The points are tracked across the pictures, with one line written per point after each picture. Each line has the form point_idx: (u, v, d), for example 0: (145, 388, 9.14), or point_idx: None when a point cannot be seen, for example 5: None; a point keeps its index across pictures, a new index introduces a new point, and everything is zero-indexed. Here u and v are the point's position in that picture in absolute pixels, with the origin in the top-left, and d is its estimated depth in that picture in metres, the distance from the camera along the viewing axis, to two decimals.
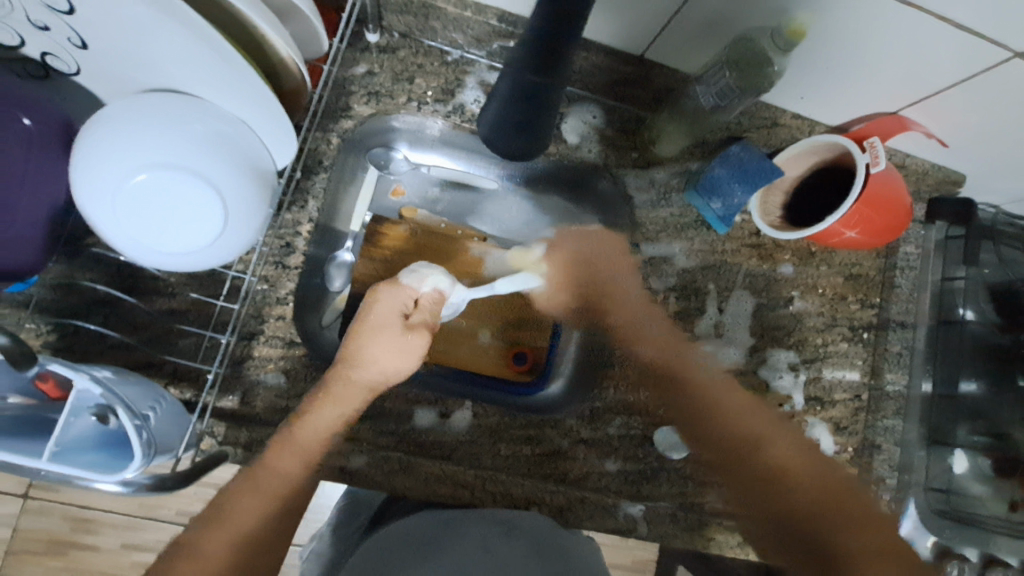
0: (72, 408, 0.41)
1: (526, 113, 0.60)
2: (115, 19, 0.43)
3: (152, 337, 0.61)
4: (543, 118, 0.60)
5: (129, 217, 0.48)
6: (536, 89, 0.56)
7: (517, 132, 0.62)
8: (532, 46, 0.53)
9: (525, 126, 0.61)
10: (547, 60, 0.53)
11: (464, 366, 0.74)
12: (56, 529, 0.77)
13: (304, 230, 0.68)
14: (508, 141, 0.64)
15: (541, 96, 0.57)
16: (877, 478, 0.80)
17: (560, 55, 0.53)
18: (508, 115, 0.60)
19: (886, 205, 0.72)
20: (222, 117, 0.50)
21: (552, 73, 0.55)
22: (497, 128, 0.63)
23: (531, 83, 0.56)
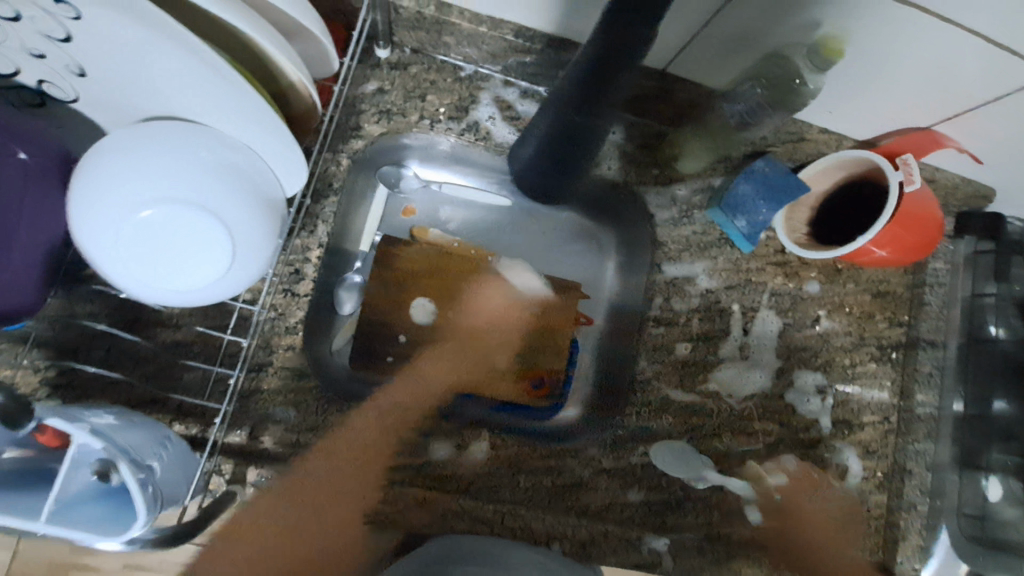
0: (74, 463, 0.39)
1: (562, 150, 0.61)
2: (116, 44, 0.40)
3: (156, 371, 0.58)
4: (579, 155, 0.60)
5: (133, 253, 0.45)
6: (574, 128, 0.56)
7: (553, 167, 0.63)
8: (584, 77, 0.50)
9: (561, 162, 0.62)
10: (589, 99, 0.52)
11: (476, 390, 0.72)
12: None
13: (314, 255, 0.65)
14: (544, 173, 0.65)
15: (579, 135, 0.57)
16: (909, 504, 0.76)
17: (603, 95, 0.51)
18: (546, 152, 0.62)
19: (918, 222, 0.70)
20: (228, 144, 0.47)
21: (593, 111, 0.53)
22: (535, 162, 0.64)
23: (574, 122, 0.55)
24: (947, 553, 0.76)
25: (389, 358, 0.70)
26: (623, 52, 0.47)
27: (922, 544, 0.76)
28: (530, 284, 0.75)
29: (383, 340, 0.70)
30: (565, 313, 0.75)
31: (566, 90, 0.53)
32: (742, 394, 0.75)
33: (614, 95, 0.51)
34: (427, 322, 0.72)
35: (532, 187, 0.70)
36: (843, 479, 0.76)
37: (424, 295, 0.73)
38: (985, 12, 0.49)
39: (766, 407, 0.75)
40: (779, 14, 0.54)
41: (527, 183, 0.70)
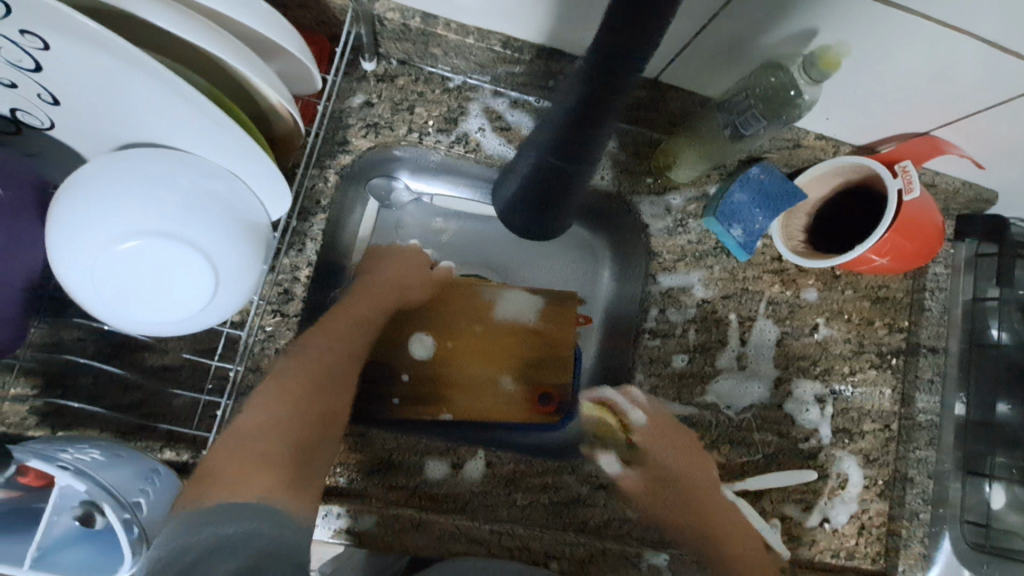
0: (55, 509, 0.39)
1: (541, 194, 0.62)
2: (86, 72, 0.40)
3: (143, 399, 0.57)
4: (557, 198, 0.62)
5: (112, 285, 0.44)
6: (555, 173, 0.57)
7: (530, 210, 0.64)
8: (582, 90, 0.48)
9: (539, 207, 0.64)
10: (571, 144, 0.53)
11: (477, 414, 0.69)
12: None
13: (303, 275, 0.63)
14: (525, 217, 0.67)
15: (557, 181, 0.59)
16: (912, 514, 0.75)
17: (585, 137, 0.52)
18: (524, 196, 0.63)
19: (918, 232, 0.69)
20: (208, 171, 0.46)
21: (577, 156, 0.54)
22: (514, 202, 0.65)
23: (551, 164, 0.56)
24: (949, 560, 0.75)
25: (395, 400, 0.68)
26: (621, 63, 0.44)
27: (926, 553, 0.75)
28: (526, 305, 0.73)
29: (383, 381, 0.68)
30: (566, 325, 0.73)
31: (547, 134, 0.55)
32: (740, 405, 0.74)
33: (595, 139, 0.52)
34: (425, 357, 0.70)
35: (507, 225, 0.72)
36: (843, 489, 0.75)
37: (421, 329, 0.70)
38: (989, 18, 0.48)
39: (764, 418, 0.74)
40: (775, 22, 0.53)
41: (517, 225, 0.70)
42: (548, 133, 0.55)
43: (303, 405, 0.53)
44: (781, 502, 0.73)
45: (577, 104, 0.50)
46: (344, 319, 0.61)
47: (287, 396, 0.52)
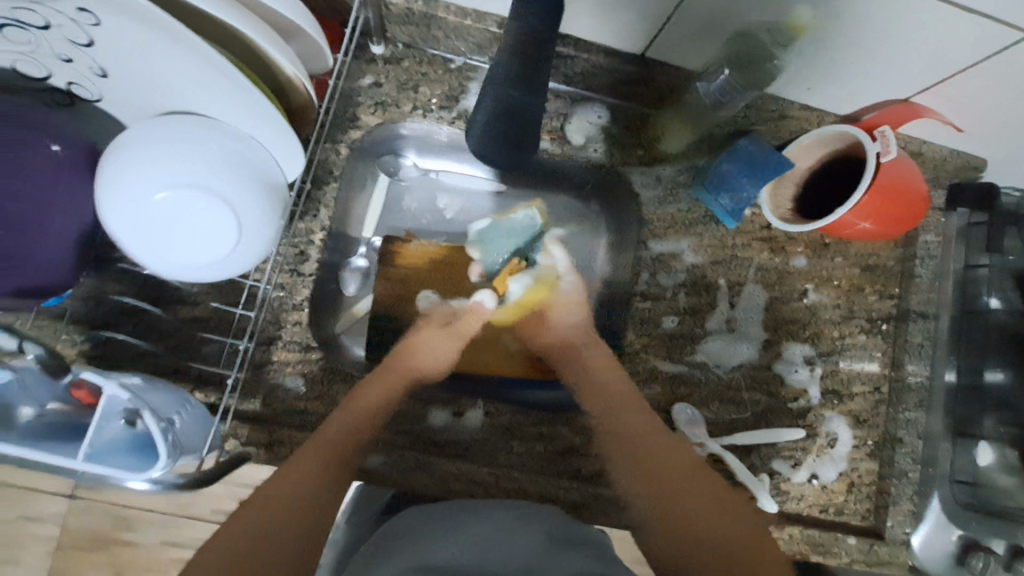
0: (102, 413, 0.45)
1: (510, 124, 0.58)
2: (132, 46, 0.46)
3: (176, 344, 0.64)
4: (528, 127, 0.59)
5: (149, 233, 0.51)
6: (515, 102, 0.55)
7: (502, 143, 0.60)
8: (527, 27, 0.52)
9: (510, 139, 0.60)
10: (526, 78, 0.54)
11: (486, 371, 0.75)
12: (101, 529, 0.88)
13: (318, 238, 0.71)
14: (497, 152, 0.62)
15: (520, 109, 0.56)
16: (900, 473, 0.77)
17: (535, 72, 0.54)
18: (491, 127, 0.59)
19: (900, 193, 0.71)
20: (232, 135, 0.53)
21: (530, 83, 0.54)
22: (485, 138, 0.61)
23: (513, 95, 0.55)
24: (939, 520, 0.76)
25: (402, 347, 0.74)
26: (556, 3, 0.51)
27: (914, 510, 0.77)
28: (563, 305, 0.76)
29: (393, 334, 0.75)
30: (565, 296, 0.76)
31: (502, 62, 0.54)
32: (729, 364, 0.77)
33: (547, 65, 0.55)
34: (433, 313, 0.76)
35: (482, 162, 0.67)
36: (832, 448, 0.78)
37: (428, 287, 0.77)
38: None
39: (754, 377, 0.78)
40: None
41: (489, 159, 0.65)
42: (503, 61, 0.54)
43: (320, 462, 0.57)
44: (769, 458, 0.76)
45: (518, 44, 0.53)
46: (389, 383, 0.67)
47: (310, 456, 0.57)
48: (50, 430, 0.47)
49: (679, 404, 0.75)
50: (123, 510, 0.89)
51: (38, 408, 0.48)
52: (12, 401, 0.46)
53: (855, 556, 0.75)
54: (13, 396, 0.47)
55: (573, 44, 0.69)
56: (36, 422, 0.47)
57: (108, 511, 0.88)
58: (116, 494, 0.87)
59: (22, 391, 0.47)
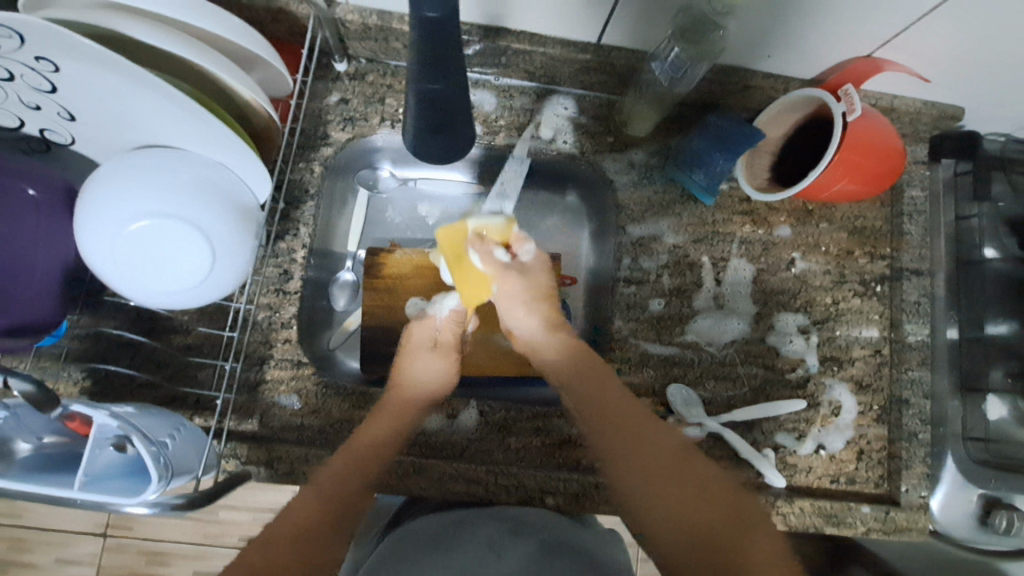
0: (94, 442, 0.46)
1: (438, 114, 0.59)
2: (92, 87, 0.48)
3: (174, 372, 0.66)
4: (456, 110, 0.59)
5: (128, 263, 0.53)
6: (433, 93, 0.55)
7: (436, 133, 0.61)
8: (418, 35, 0.48)
9: (441, 126, 0.61)
10: (437, 70, 0.52)
11: (483, 371, 0.77)
12: (134, 563, 0.91)
13: (299, 256, 0.72)
14: (431, 145, 0.63)
15: (443, 100, 0.57)
16: (910, 435, 0.75)
17: (446, 64, 0.52)
18: (421, 121, 0.59)
19: (874, 148, 0.70)
20: (200, 163, 0.55)
21: (446, 72, 0.53)
22: (418, 132, 0.62)
23: (430, 91, 0.55)
24: (957, 481, 0.74)
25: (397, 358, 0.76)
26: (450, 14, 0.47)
27: (929, 473, 0.75)
28: (518, 312, 0.75)
29: (385, 342, 0.77)
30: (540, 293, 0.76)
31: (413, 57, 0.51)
32: (721, 341, 0.77)
33: (449, 56, 0.51)
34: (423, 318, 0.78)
35: (424, 154, 0.66)
36: (836, 416, 0.76)
37: (417, 294, 0.78)
38: None
39: (748, 352, 0.77)
40: None
41: (430, 153, 0.65)
42: (413, 60, 0.52)
43: (334, 487, 0.61)
44: (772, 432, 0.75)
45: (417, 39, 0.49)
46: (379, 420, 0.67)
47: (323, 487, 0.60)
48: (48, 463, 0.48)
49: (673, 385, 0.74)
50: (153, 543, 0.91)
51: (36, 442, 0.50)
52: (10, 436, 0.48)
53: (872, 525, 0.73)
54: (11, 430, 0.49)
55: (528, 39, 0.70)
56: (35, 455, 0.49)
57: (138, 545, 0.91)
58: (144, 528, 0.90)
59: (21, 425, 0.49)
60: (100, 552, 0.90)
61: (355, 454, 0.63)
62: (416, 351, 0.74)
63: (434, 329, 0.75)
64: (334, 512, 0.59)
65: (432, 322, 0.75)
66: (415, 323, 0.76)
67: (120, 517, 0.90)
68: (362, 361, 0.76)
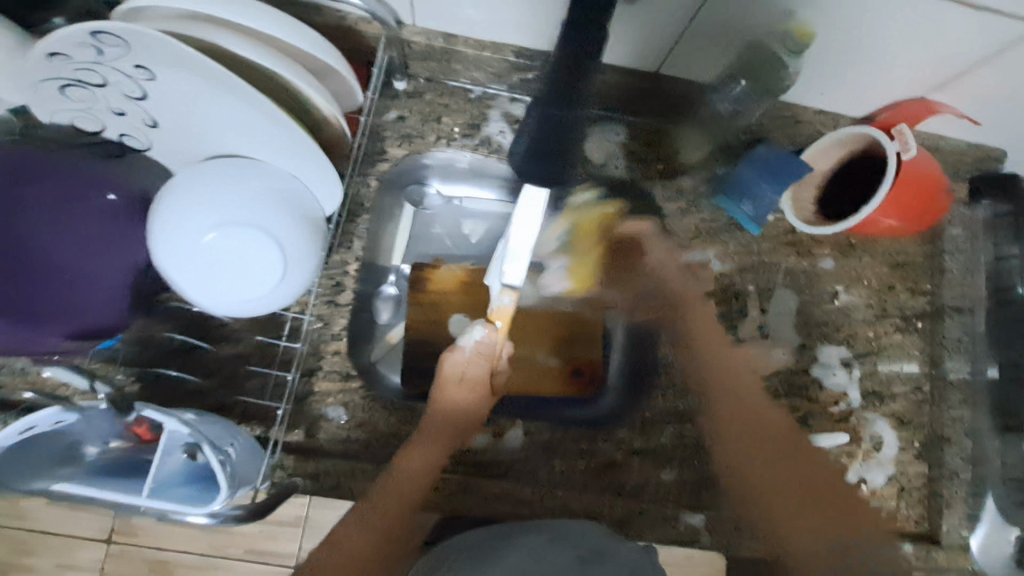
0: (164, 449, 0.46)
1: (551, 139, 0.75)
2: (187, 95, 0.49)
3: (223, 379, 0.66)
4: (567, 143, 0.75)
5: (202, 271, 0.53)
6: (556, 121, 0.73)
7: (542, 159, 0.76)
8: (557, 74, 0.65)
9: (553, 154, 0.76)
10: (565, 98, 0.69)
11: (522, 390, 0.77)
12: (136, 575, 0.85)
13: (351, 269, 0.73)
14: (539, 169, 0.77)
15: (563, 126, 0.74)
16: (952, 472, 0.75)
17: (572, 95, 0.69)
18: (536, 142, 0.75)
19: (921, 188, 0.72)
20: (277, 174, 0.55)
21: (568, 104, 0.70)
22: (527, 154, 0.76)
23: (553, 114, 0.71)
24: (995, 521, 0.74)
25: (438, 372, 0.76)
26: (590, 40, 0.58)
27: (971, 512, 0.75)
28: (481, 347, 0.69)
29: (430, 356, 0.77)
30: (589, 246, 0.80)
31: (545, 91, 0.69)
32: (766, 370, 0.77)
33: (588, 79, 0.67)
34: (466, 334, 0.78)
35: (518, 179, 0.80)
36: (878, 451, 0.76)
37: (459, 311, 0.79)
38: None
39: (792, 382, 0.77)
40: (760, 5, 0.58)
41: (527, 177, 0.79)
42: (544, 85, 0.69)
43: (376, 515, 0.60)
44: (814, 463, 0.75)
45: (558, 73, 0.65)
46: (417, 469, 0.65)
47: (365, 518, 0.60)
48: (111, 468, 0.48)
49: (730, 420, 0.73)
50: (162, 552, 0.85)
51: (102, 447, 0.50)
52: (80, 440, 0.48)
53: (914, 563, 0.73)
54: (81, 433, 0.48)
55: None
56: (100, 459, 0.49)
57: (145, 554, 0.84)
58: (154, 537, 0.85)
59: (88, 428, 0.48)
60: (104, 562, 0.84)
61: (388, 499, 0.62)
62: (441, 386, 0.67)
63: (461, 364, 0.67)
64: (391, 529, 0.60)
65: (460, 355, 0.66)
66: (445, 358, 0.67)
67: (127, 523, 0.85)
68: (405, 377, 0.75)
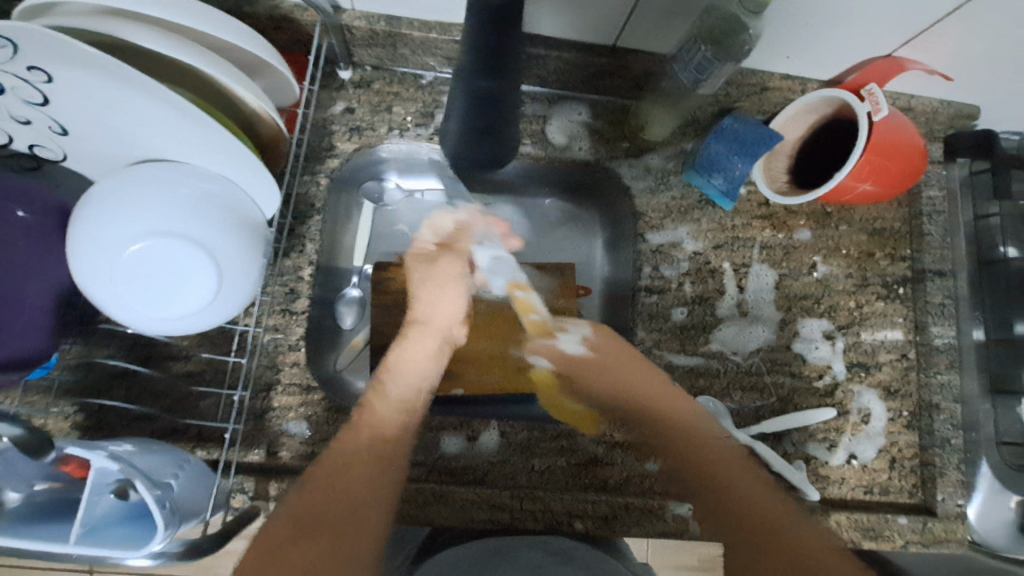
0: (92, 488, 0.41)
1: (482, 118, 0.65)
2: (90, 98, 0.45)
3: (174, 403, 0.62)
4: (500, 116, 0.65)
5: (128, 290, 0.48)
6: (490, 91, 0.61)
7: (482, 138, 0.67)
8: (473, 52, 0.57)
9: (489, 131, 0.66)
10: (493, 68, 0.59)
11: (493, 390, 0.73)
12: None
13: (306, 273, 0.69)
14: (475, 149, 0.69)
15: (494, 100, 0.62)
16: (941, 441, 0.73)
17: (504, 63, 0.59)
18: (470, 126, 0.65)
19: (897, 150, 0.68)
20: (205, 178, 0.51)
21: (500, 72, 0.60)
22: (463, 137, 0.67)
23: (482, 90, 0.61)
24: (992, 488, 0.71)
25: None
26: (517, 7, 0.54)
27: (964, 479, 0.72)
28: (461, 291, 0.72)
29: None
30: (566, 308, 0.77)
31: (468, 57, 0.58)
32: (747, 350, 0.75)
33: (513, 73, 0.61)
34: None
35: (459, 160, 0.72)
36: (866, 424, 0.74)
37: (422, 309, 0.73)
38: None
39: (773, 360, 0.75)
40: None
41: (464, 160, 0.72)
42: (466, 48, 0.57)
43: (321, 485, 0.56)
44: (802, 442, 0.73)
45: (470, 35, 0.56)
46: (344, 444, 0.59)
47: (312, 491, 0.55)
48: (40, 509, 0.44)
49: (701, 398, 0.72)
50: None
51: (25, 490, 0.45)
52: None
53: (910, 538, 0.71)
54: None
55: (542, 43, 0.68)
56: (24, 505, 0.44)
57: None
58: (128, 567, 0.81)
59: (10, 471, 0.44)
60: None
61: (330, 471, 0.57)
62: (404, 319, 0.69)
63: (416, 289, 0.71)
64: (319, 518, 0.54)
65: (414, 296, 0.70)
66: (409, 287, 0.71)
67: None
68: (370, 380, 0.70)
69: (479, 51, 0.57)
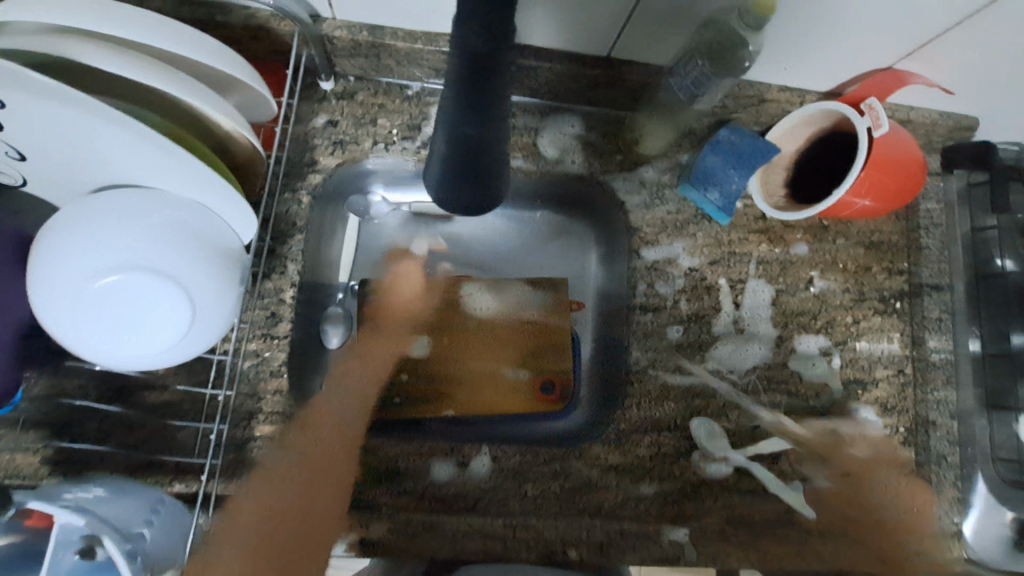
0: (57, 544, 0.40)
1: (465, 155, 0.51)
2: (47, 123, 0.42)
3: (147, 437, 0.59)
4: (487, 162, 0.52)
5: (95, 326, 0.46)
6: (472, 138, 0.49)
7: (463, 181, 0.54)
8: (457, 70, 0.45)
9: (469, 176, 0.54)
10: (477, 109, 0.47)
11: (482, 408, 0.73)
12: None
13: (288, 296, 0.65)
14: (454, 195, 0.57)
15: (481, 143, 0.50)
16: (937, 457, 0.72)
17: (490, 99, 0.47)
18: (449, 165, 0.52)
19: (896, 166, 0.67)
20: (176, 204, 0.48)
21: (485, 113, 0.48)
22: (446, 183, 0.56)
23: (464, 133, 0.49)
24: (988, 503, 0.71)
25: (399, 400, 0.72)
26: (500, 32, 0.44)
27: (960, 496, 0.72)
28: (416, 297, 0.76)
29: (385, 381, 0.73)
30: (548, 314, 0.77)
31: (451, 93, 0.47)
32: (743, 367, 0.73)
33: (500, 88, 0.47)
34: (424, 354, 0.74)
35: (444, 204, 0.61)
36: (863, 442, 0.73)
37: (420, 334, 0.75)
38: None
39: (770, 378, 0.73)
40: None
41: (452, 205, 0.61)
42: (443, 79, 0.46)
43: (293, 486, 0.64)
44: (801, 462, 0.71)
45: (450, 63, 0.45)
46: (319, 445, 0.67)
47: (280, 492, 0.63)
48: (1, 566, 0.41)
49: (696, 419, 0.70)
50: None
51: None
52: None
53: (907, 557, 0.70)
54: None
55: (533, 54, 0.65)
56: None
57: None
58: None
59: None
60: None
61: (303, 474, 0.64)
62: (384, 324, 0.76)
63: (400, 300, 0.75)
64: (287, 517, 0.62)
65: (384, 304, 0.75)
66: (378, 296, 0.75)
67: None
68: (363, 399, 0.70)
69: (458, 77, 0.46)
